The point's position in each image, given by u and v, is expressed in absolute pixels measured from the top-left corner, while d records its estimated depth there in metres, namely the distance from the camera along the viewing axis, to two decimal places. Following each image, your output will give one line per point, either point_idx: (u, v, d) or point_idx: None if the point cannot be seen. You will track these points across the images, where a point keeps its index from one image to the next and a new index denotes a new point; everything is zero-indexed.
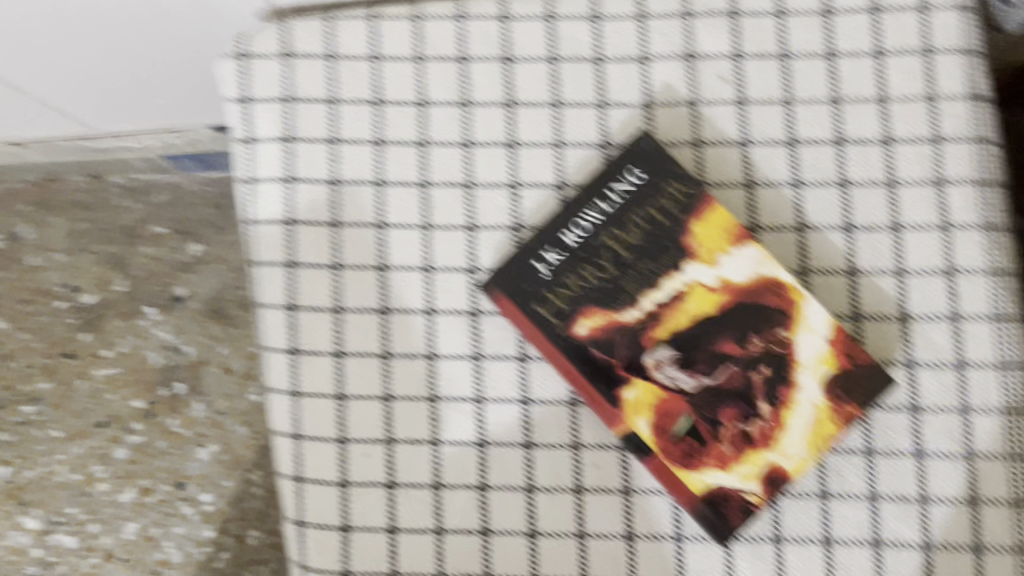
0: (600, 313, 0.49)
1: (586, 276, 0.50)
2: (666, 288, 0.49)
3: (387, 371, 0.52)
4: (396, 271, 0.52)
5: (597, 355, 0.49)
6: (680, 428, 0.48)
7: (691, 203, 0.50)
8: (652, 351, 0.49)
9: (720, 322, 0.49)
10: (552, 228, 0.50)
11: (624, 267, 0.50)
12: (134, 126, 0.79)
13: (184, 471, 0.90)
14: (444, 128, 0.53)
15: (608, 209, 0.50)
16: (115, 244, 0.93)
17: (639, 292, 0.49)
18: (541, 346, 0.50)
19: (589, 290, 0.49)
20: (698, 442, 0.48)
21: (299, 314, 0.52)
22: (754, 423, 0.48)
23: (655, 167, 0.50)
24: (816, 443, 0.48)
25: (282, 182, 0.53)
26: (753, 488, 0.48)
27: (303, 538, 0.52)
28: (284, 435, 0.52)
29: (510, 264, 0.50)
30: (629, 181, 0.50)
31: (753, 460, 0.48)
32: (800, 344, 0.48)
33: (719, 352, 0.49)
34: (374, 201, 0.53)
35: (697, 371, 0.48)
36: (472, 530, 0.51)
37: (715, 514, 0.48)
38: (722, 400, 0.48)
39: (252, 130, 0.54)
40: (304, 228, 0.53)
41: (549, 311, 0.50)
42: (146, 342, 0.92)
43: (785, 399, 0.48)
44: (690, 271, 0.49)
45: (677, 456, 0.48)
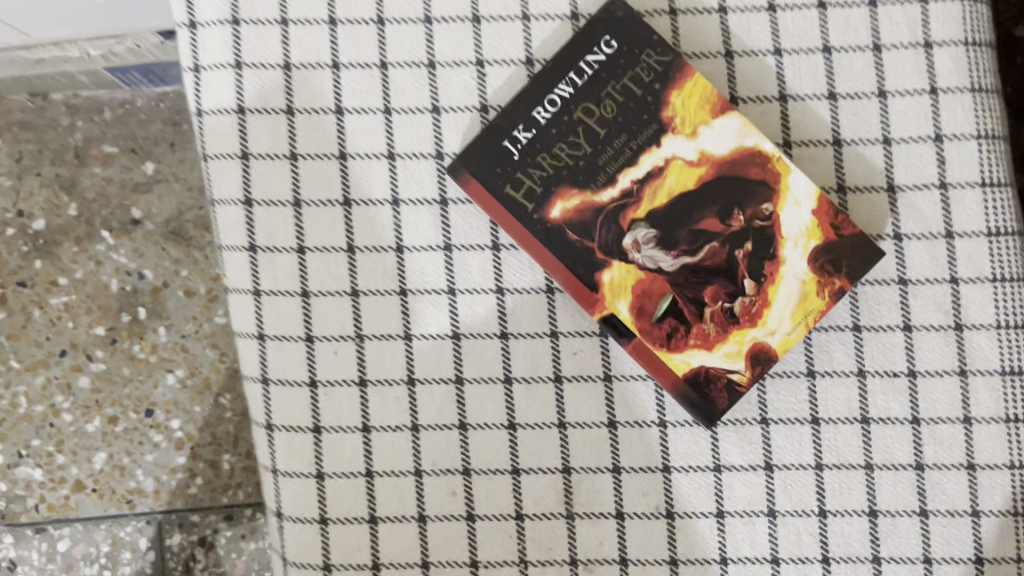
0: (576, 194, 0.47)
1: (560, 154, 0.47)
2: (645, 164, 0.47)
3: (353, 266, 0.49)
4: (357, 160, 0.49)
5: (573, 238, 0.47)
6: (661, 309, 0.46)
7: (668, 72, 0.47)
8: (631, 230, 0.46)
9: (702, 197, 0.47)
10: (521, 106, 0.47)
11: (600, 144, 0.47)
12: (72, 34, 0.74)
13: (152, 398, 0.88)
14: (402, 4, 0.49)
15: (581, 82, 0.47)
16: (63, 166, 0.89)
17: (617, 169, 0.47)
18: (514, 231, 0.47)
19: (563, 169, 0.47)
20: (679, 322, 0.46)
21: (257, 209, 0.49)
22: (738, 301, 0.46)
23: (630, 36, 0.47)
24: (803, 320, 0.46)
25: (231, 68, 0.49)
26: (738, 368, 0.46)
27: (274, 443, 0.49)
28: (247, 337, 0.50)
29: (478, 145, 0.47)
30: (601, 52, 0.47)
31: (738, 339, 0.46)
32: (784, 217, 0.46)
33: (700, 229, 0.46)
34: (331, 85, 0.49)
35: (679, 250, 0.46)
36: (449, 426, 0.49)
37: (698, 396, 0.46)
38: (704, 279, 0.46)
39: (195, 13, 0.49)
40: (257, 117, 0.49)
41: (522, 194, 0.47)
42: (104, 268, 0.88)
43: (770, 275, 0.46)
44: (669, 145, 0.47)
45: (658, 338, 0.46)
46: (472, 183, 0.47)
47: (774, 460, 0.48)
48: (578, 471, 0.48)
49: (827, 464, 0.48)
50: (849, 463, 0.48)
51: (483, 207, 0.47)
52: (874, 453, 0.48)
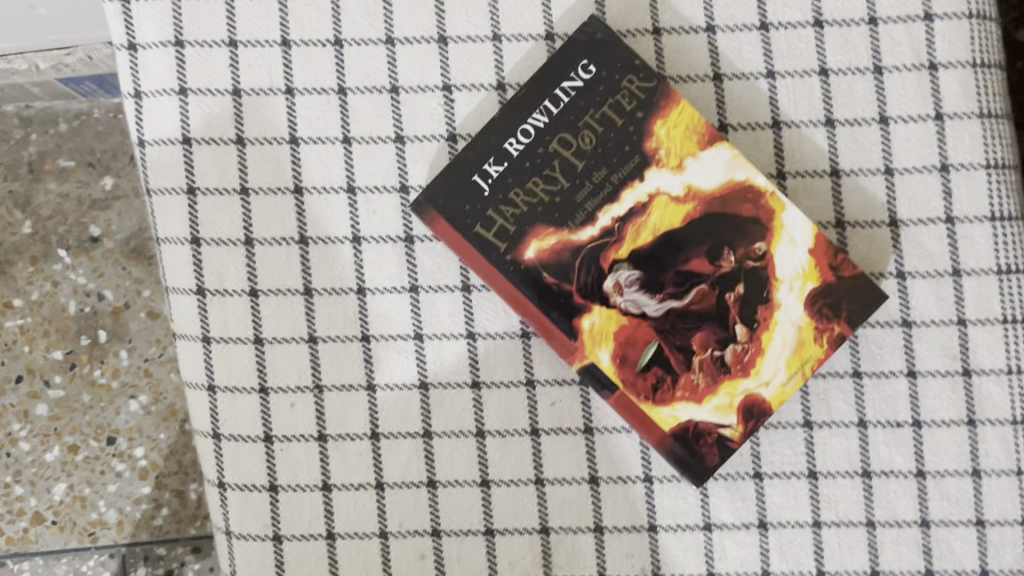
0: (552, 234, 0.43)
1: (535, 190, 0.43)
2: (627, 200, 0.43)
3: (311, 310, 0.45)
4: (314, 194, 0.45)
5: (550, 281, 0.43)
6: (645, 358, 0.43)
7: (651, 99, 0.43)
8: (612, 273, 0.43)
9: (689, 236, 0.43)
10: (492, 136, 0.43)
11: (577, 178, 0.43)
12: (18, 46, 0.69)
13: (114, 426, 0.84)
14: (362, 24, 0.45)
15: (556, 111, 0.43)
16: (16, 181, 0.84)
17: (596, 206, 0.43)
18: (485, 274, 0.43)
19: (538, 206, 0.43)
20: (665, 372, 0.43)
21: (204, 249, 0.45)
22: (728, 349, 0.43)
23: (609, 59, 0.43)
24: (800, 369, 0.43)
25: (175, 95, 0.45)
26: (730, 422, 0.43)
27: (227, 503, 0.46)
28: (197, 388, 0.46)
29: (444, 181, 0.43)
30: (578, 77, 0.43)
31: (729, 391, 0.43)
32: (778, 257, 0.43)
33: (688, 271, 0.43)
34: (284, 113, 0.45)
35: (664, 294, 0.43)
36: (417, 484, 0.45)
37: (687, 453, 0.43)
38: (692, 325, 0.43)
39: (134, 34, 0.45)
40: (204, 148, 0.45)
41: (493, 234, 0.43)
42: (61, 288, 0.84)
43: (763, 320, 0.43)
44: (653, 179, 0.43)
45: (643, 391, 0.43)
46: (438, 222, 0.43)
47: (768, 517, 0.44)
48: (557, 531, 0.45)
49: (825, 522, 0.44)
50: (850, 521, 0.44)
51: (450, 248, 0.43)
52: (876, 509, 0.44)
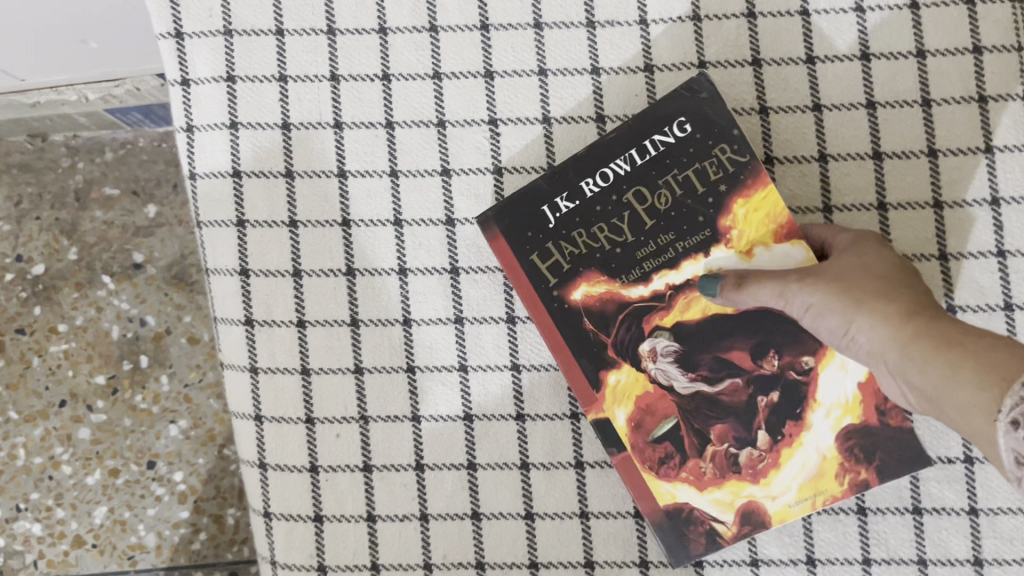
0: (604, 282, 0.43)
1: (596, 234, 0.43)
2: (686, 270, 0.43)
3: (357, 341, 0.45)
4: (361, 227, 0.46)
5: (589, 328, 0.43)
6: (660, 430, 0.43)
7: (740, 177, 0.43)
8: (652, 337, 0.43)
9: (738, 326, 0.43)
10: (573, 171, 0.43)
11: (642, 235, 0.43)
12: (71, 77, 0.71)
13: (155, 450, 0.84)
14: (410, 58, 0.46)
15: (637, 163, 0.43)
16: (63, 209, 0.86)
17: (655, 268, 0.43)
18: (531, 305, 0.43)
19: (597, 252, 0.43)
20: (677, 451, 0.43)
21: (253, 279, 0.46)
22: (744, 450, 0.43)
23: (707, 121, 0.43)
24: (808, 492, 0.43)
25: (226, 129, 0.46)
26: (725, 519, 0.43)
27: (272, 533, 0.46)
28: (243, 418, 0.46)
29: (514, 201, 0.43)
30: (670, 135, 0.43)
31: (733, 490, 0.43)
32: (824, 379, 0.43)
33: (727, 360, 0.43)
34: (333, 146, 0.46)
35: (696, 374, 0.43)
36: (461, 516, 0.45)
37: (674, 533, 0.43)
38: (717, 416, 0.43)
39: (187, 71, 0.46)
40: (254, 181, 0.46)
41: (547, 266, 0.43)
42: (104, 314, 0.85)
43: (790, 432, 0.43)
44: (717, 256, 0.43)
45: (649, 460, 0.43)
46: (498, 239, 0.43)
47: (816, 554, 0.44)
48: (602, 566, 0.45)
49: (875, 559, 0.44)
50: (901, 558, 0.43)
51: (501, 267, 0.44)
52: (929, 546, 0.43)
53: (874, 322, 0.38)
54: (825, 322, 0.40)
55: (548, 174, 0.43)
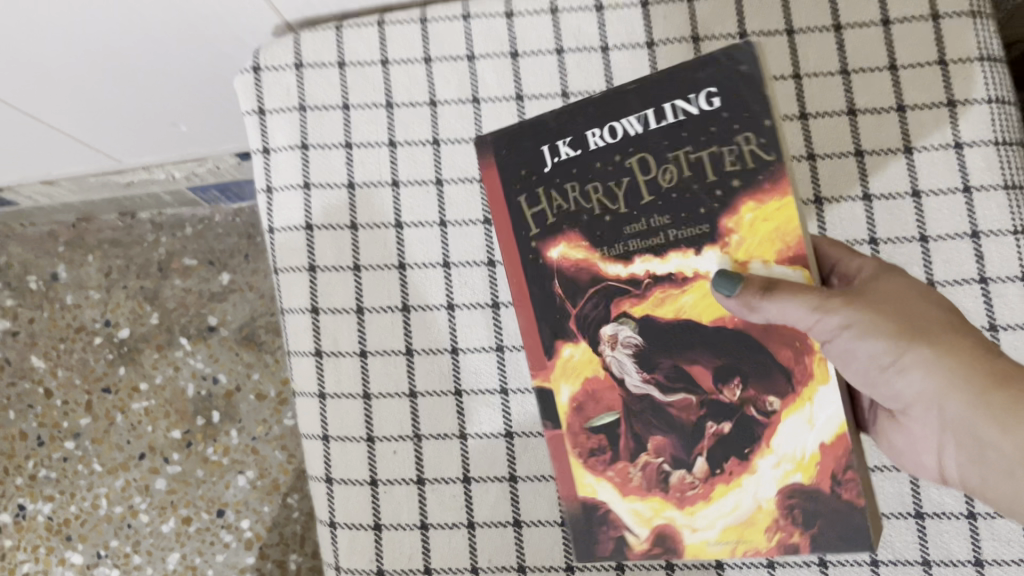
0: (582, 249, 0.43)
1: (586, 191, 0.43)
2: (672, 261, 0.42)
3: (411, 368, 0.52)
4: (415, 269, 0.53)
5: (557, 290, 0.44)
6: (599, 420, 0.44)
7: (759, 179, 0.40)
8: (617, 322, 0.43)
9: (697, 336, 0.42)
10: (586, 118, 0.42)
11: (636, 208, 0.42)
12: (159, 158, 0.81)
13: (224, 499, 0.91)
14: (455, 125, 0.53)
15: (649, 127, 0.41)
16: (147, 278, 0.95)
17: (639, 251, 0.42)
18: (508, 249, 0.45)
19: (585, 214, 0.43)
20: (609, 447, 0.44)
21: (323, 316, 0.53)
22: (675, 471, 0.43)
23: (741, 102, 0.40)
24: (730, 536, 0.43)
25: (300, 189, 0.54)
26: (639, 532, 0.44)
27: (337, 539, 0.52)
28: (313, 438, 0.53)
29: (519, 126, 0.44)
30: (693, 107, 0.40)
31: (653, 507, 0.44)
32: (784, 427, 0.41)
33: (687, 372, 0.42)
34: (391, 202, 0.53)
35: (650, 376, 0.43)
36: (504, 523, 0.50)
37: (587, 523, 0.45)
38: (658, 427, 0.43)
39: (268, 142, 0.54)
40: (324, 232, 0.53)
41: (532, 208, 0.44)
42: (181, 373, 0.93)
43: (733, 471, 0.42)
44: (706, 259, 0.41)
45: (582, 448, 0.45)
46: (489, 169, 0.45)
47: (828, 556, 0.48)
48: (632, 569, 0.49)
49: (882, 560, 0.48)
50: (905, 559, 0.47)
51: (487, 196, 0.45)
52: (931, 548, 0.47)
53: (923, 357, 0.39)
54: (873, 347, 0.39)
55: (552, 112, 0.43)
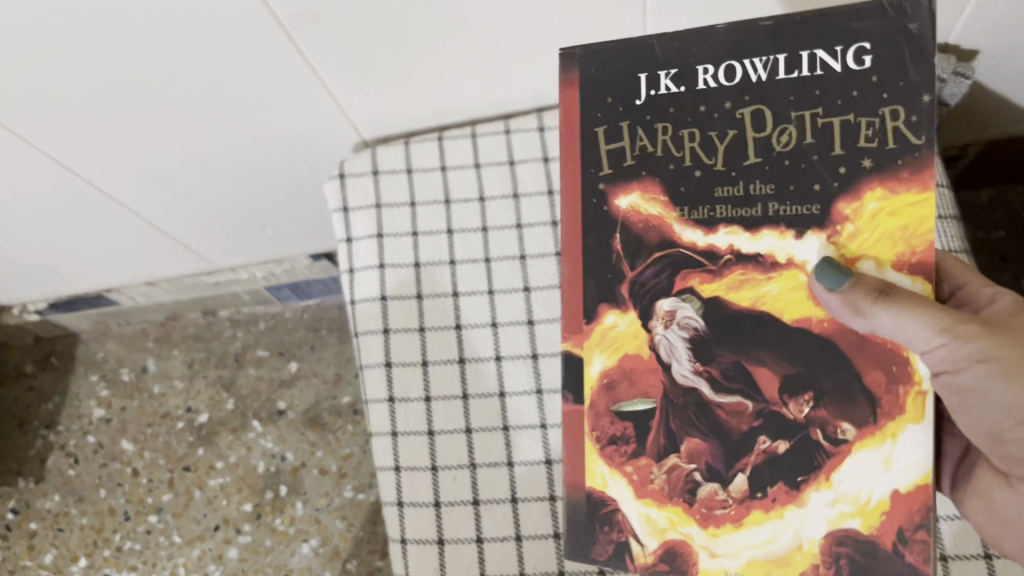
0: (658, 205, 0.45)
1: (679, 136, 0.45)
2: (763, 241, 0.44)
3: (467, 409, 0.64)
4: (469, 328, 0.65)
5: (617, 244, 0.46)
6: (629, 406, 0.47)
7: (890, 166, 0.42)
8: (679, 301, 0.45)
9: (760, 326, 0.44)
10: (704, 49, 0.44)
11: (735, 168, 0.44)
12: (245, 258, 0.95)
13: (289, 566, 1.00)
14: (500, 216, 0.67)
15: (775, 77, 0.43)
16: (225, 368, 1.09)
17: (726, 221, 0.44)
18: (572, 184, 0.47)
19: (672, 166, 0.45)
20: (635, 442, 0.47)
21: (395, 369, 0.65)
22: (705, 482, 0.45)
23: (890, 70, 0.42)
24: (752, 568, 0.46)
25: (377, 269, 0.67)
26: (645, 544, 0.47)
27: (407, 554, 0.62)
28: (386, 470, 0.64)
29: (630, 49, 0.45)
30: (837, 65, 0.42)
31: (669, 519, 0.46)
32: (854, 460, 0.43)
33: (751, 379, 0.44)
34: (449, 276, 0.66)
35: (705, 371, 0.45)
36: (546, 536, 0.61)
37: (586, 511, 0.48)
38: (699, 429, 0.45)
39: (350, 231, 0.68)
40: (395, 302, 0.66)
41: (611, 141, 0.46)
42: (253, 452, 1.05)
43: (779, 498, 0.45)
44: (805, 247, 0.43)
45: (602, 431, 0.47)
46: (569, 88, 0.47)
47: None
48: None
49: None
50: None
51: (561, 115, 0.47)
52: None
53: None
54: (1000, 392, 0.43)
55: (661, 38, 0.45)
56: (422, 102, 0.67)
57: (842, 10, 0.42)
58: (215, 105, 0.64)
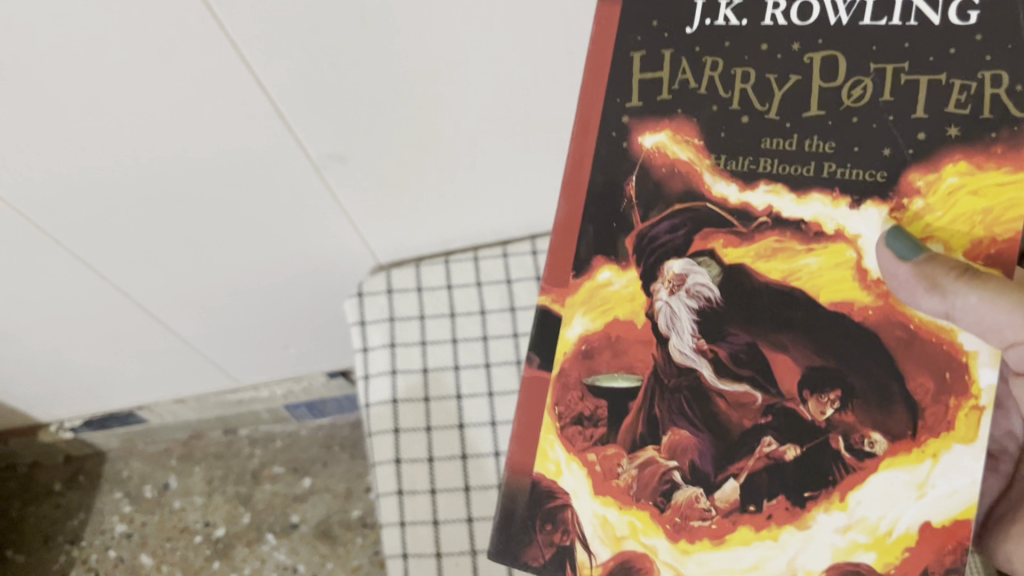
0: (692, 152, 0.45)
1: (730, 74, 0.44)
2: (811, 205, 0.43)
3: (468, 500, 0.71)
4: (471, 427, 0.73)
5: (631, 189, 0.46)
6: (606, 379, 0.47)
7: (968, 137, 0.41)
8: (699, 266, 0.45)
9: (787, 302, 0.43)
10: None
11: (794, 118, 0.43)
12: (268, 376, 1.04)
13: None
14: (499, 327, 0.76)
15: (860, 21, 0.42)
16: (242, 484, 1.15)
17: (767, 177, 0.43)
18: (591, 113, 0.46)
19: (716, 107, 0.44)
20: (605, 428, 0.46)
21: (403, 464, 0.72)
22: (686, 486, 0.44)
23: (999, 33, 0.40)
24: None
25: (389, 374, 0.75)
26: (594, 550, 0.46)
27: None
28: (394, 557, 0.70)
29: None
30: (936, 17, 0.41)
31: (632, 526, 0.45)
32: (885, 475, 0.42)
33: (770, 366, 0.43)
34: (454, 381, 0.74)
35: (716, 350, 0.44)
36: None
37: (534, 499, 0.48)
38: (688, 420, 0.44)
39: (366, 341, 0.76)
40: (405, 404, 0.74)
41: (647, 70, 0.45)
42: (266, 564, 1.10)
43: (774, 516, 0.43)
44: (855, 220, 0.43)
45: (568, 406, 0.47)
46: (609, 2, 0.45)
47: None
48: None
49: None
50: None
51: (596, 31, 0.46)
52: None
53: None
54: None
55: None
56: (433, 229, 0.77)
57: None
58: (253, 232, 0.74)
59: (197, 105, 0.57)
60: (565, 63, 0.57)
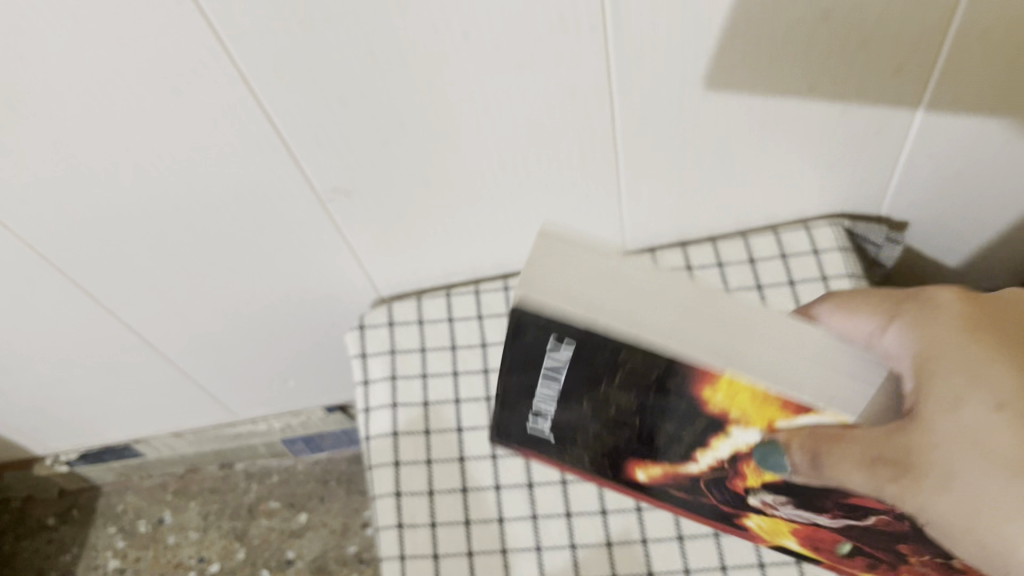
0: (657, 467, 0.51)
1: (611, 428, 0.50)
2: (723, 446, 0.47)
3: (469, 534, 0.70)
4: (472, 460, 0.73)
5: (685, 494, 0.53)
6: (841, 548, 0.52)
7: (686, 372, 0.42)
8: (757, 497, 0.50)
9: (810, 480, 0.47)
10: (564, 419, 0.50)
11: (652, 425, 0.48)
12: (266, 410, 1.04)
13: None
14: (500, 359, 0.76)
15: (569, 372, 0.46)
16: (238, 519, 1.14)
17: (693, 453, 0.49)
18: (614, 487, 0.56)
19: (630, 443, 0.51)
20: (870, 558, 0.52)
21: (404, 497, 0.72)
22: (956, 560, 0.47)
23: (576, 293, 0.41)
24: None
25: (390, 407, 0.75)
26: None
27: None
28: None
29: (531, 441, 0.54)
30: (560, 358, 0.45)
31: None
32: None
33: (845, 501, 0.46)
34: (454, 414, 0.74)
35: (833, 514, 0.48)
36: None
37: None
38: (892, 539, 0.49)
39: (367, 374, 0.77)
40: (405, 436, 0.74)
41: (580, 450, 0.53)
42: None
43: None
44: (739, 435, 0.45)
45: (858, 565, 0.53)
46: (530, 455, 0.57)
47: None
48: None
49: None
50: None
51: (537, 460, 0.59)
52: None
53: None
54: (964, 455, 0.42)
55: (536, 397, 0.49)
56: (434, 263, 0.78)
57: (512, 360, 0.46)
58: (256, 264, 0.74)
59: (205, 136, 0.58)
60: (567, 101, 0.59)
